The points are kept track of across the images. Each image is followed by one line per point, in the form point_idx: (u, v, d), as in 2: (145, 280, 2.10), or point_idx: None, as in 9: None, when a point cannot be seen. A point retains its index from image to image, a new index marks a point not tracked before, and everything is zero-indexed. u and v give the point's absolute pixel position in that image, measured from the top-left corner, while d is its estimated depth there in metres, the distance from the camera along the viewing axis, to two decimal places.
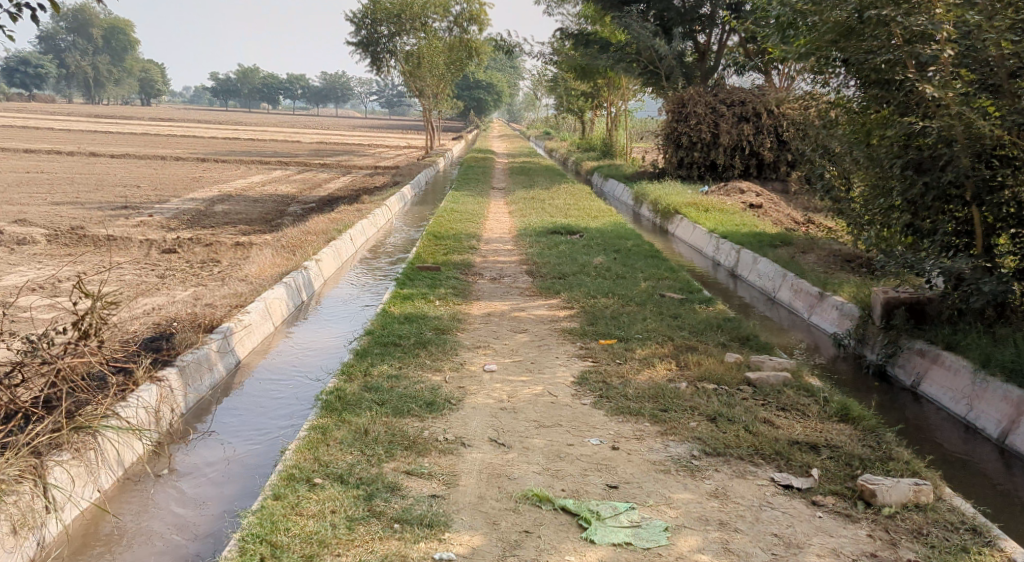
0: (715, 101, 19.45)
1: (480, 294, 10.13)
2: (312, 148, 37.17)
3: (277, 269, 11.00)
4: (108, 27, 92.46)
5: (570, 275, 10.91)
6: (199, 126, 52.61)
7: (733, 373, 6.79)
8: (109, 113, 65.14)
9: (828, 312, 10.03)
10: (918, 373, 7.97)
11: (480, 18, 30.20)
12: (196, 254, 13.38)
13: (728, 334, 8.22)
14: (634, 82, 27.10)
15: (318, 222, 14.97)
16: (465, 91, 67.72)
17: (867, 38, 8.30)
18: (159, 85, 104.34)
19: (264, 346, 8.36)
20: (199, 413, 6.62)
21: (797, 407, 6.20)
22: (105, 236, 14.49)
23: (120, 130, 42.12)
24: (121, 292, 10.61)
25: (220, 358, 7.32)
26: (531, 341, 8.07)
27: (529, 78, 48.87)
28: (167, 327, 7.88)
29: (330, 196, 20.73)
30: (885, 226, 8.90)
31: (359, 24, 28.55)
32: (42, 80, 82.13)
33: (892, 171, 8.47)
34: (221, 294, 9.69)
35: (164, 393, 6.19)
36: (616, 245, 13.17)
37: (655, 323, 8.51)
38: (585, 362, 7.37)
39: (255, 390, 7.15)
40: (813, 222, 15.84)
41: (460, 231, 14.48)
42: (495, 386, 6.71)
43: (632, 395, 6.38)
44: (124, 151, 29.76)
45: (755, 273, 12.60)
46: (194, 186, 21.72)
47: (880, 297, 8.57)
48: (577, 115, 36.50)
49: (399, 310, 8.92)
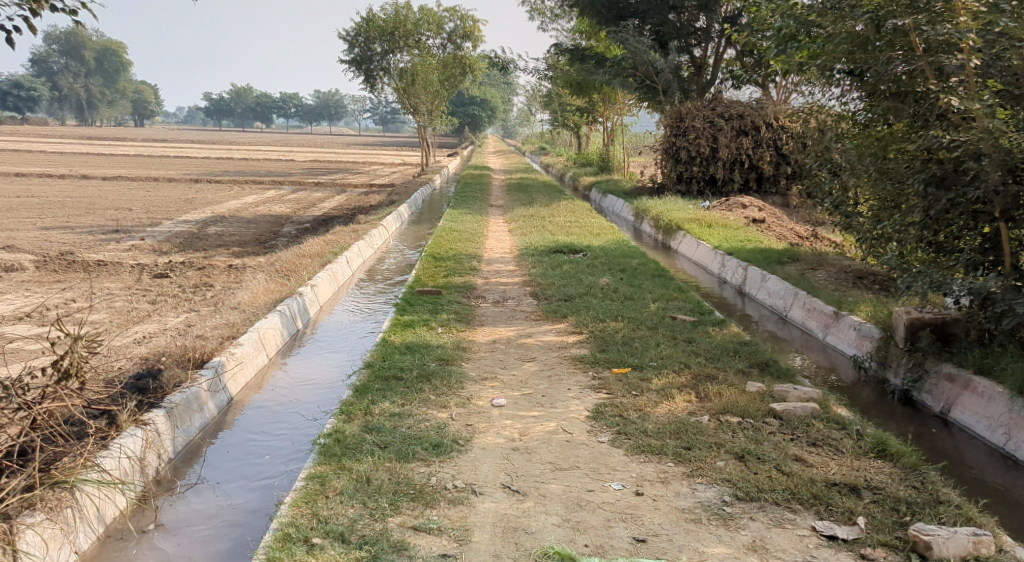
0: (714, 115, 19.03)
1: (484, 319, 9.71)
2: (307, 166, 36.77)
3: (271, 295, 10.58)
4: (101, 49, 92.15)
5: (576, 297, 10.51)
6: (194, 147, 52.18)
7: (758, 404, 6.37)
8: (104, 135, 64.77)
9: (844, 333, 9.61)
10: (947, 399, 7.57)
11: (474, 35, 29.90)
12: (188, 278, 12.96)
13: (747, 360, 7.81)
14: (630, 96, 26.79)
15: (313, 244, 14.56)
16: (460, 107, 67.56)
17: (885, 49, 8.01)
18: (152, 105, 104.31)
19: (258, 381, 7.95)
20: (188, 457, 6.24)
21: (829, 442, 5.78)
22: (95, 262, 14.05)
23: (113, 152, 41.78)
24: (110, 321, 10.20)
25: (211, 396, 6.91)
26: (541, 371, 7.65)
27: (524, 93, 48.69)
28: (155, 362, 7.47)
29: (325, 216, 20.33)
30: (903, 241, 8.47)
31: (353, 41, 28.27)
32: (35, 104, 81.50)
33: (914, 187, 8.06)
34: (213, 323, 9.28)
35: (150, 439, 5.81)
36: (622, 264, 12.77)
37: (670, 348, 8.11)
38: (600, 394, 6.95)
39: (248, 431, 6.75)
40: (817, 236, 15.50)
41: (459, 251, 14.08)
42: (505, 423, 6.28)
43: (652, 431, 5.97)
44: (116, 173, 29.32)
45: (764, 291, 12.19)
46: (187, 208, 21.30)
47: (903, 318, 8.14)
48: (572, 130, 36.23)
49: (400, 339, 8.50)
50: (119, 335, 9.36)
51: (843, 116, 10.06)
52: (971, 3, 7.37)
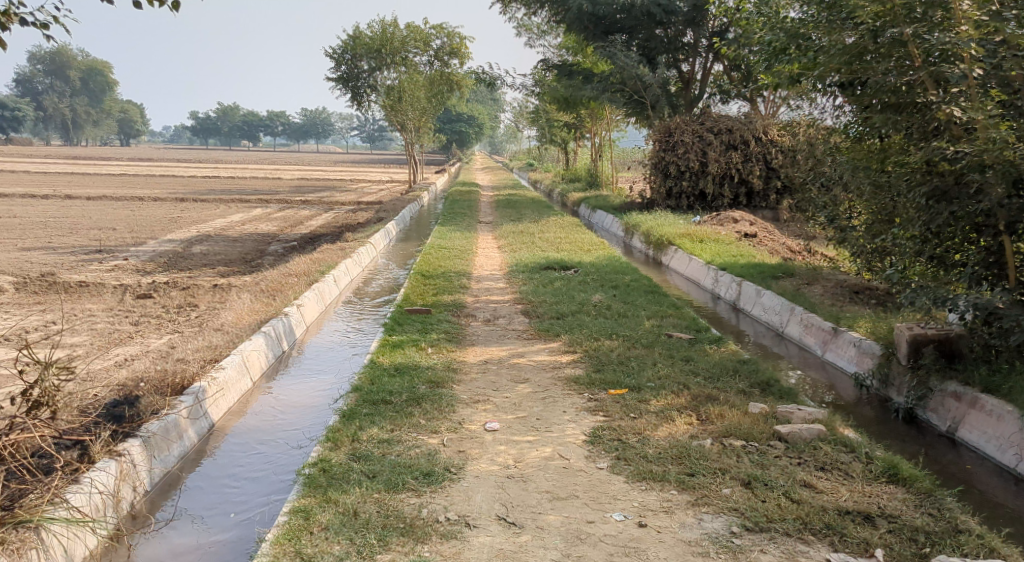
0: (702, 129, 18.85)
1: (474, 338, 9.43)
2: (294, 184, 36.45)
3: (255, 316, 10.28)
4: (86, 69, 91.71)
5: (568, 315, 10.26)
6: (182, 166, 51.81)
7: (762, 426, 6.12)
8: (89, 154, 64.32)
9: (844, 349, 9.39)
10: (955, 418, 7.35)
11: (461, 52, 29.75)
12: (172, 298, 12.64)
13: (747, 381, 7.57)
14: (618, 111, 26.65)
15: (299, 263, 14.27)
16: (447, 124, 67.51)
17: (882, 61, 7.88)
18: (138, 125, 103.97)
19: (241, 406, 7.66)
20: (165, 488, 5.97)
21: (838, 466, 5.54)
22: (76, 282, 13.72)
23: (98, 172, 41.36)
24: (90, 343, 9.90)
25: (191, 424, 6.64)
26: (534, 393, 7.37)
27: (510, 110, 48.59)
28: (132, 389, 7.17)
29: (312, 234, 20.03)
30: (903, 256, 8.26)
31: (339, 59, 28.08)
32: (20, 124, 80.91)
33: (916, 201, 7.86)
34: (195, 345, 8.97)
35: (124, 471, 5.56)
36: (614, 280, 12.53)
37: (667, 368, 7.85)
38: (597, 417, 6.69)
39: (229, 459, 6.46)
40: (810, 251, 15.32)
41: (448, 269, 13.82)
42: (499, 449, 6.01)
43: (653, 456, 5.71)
44: (100, 193, 28.95)
45: (760, 307, 11.96)
46: (173, 227, 20.97)
47: (905, 334, 7.93)
48: (560, 145, 36.10)
49: (389, 361, 8.22)
50: (99, 360, 9.07)
51: (839, 130, 9.91)
52: (972, 11, 7.20)
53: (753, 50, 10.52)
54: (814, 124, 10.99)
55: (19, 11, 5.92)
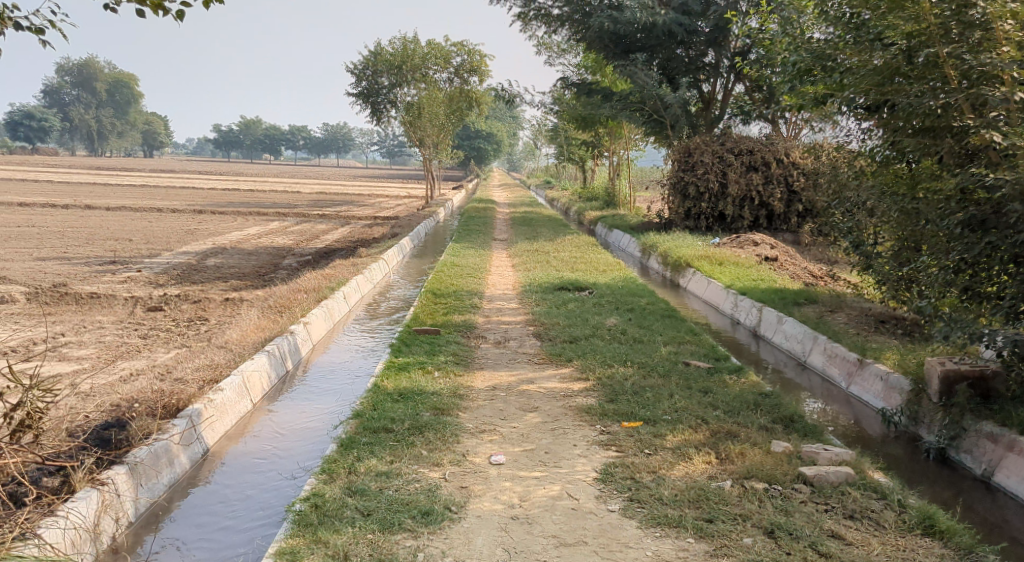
0: (723, 150, 18.49)
1: (484, 362, 9.08)
2: (312, 198, 36.29)
3: (261, 333, 9.97)
4: (112, 81, 92.60)
5: (583, 339, 9.90)
6: (204, 178, 51.90)
7: (785, 467, 5.76)
8: (112, 165, 64.57)
9: (870, 383, 9.00)
10: (991, 461, 7.02)
11: (481, 69, 29.53)
12: (183, 312, 12.38)
13: (769, 415, 7.19)
14: (637, 130, 26.34)
15: (310, 278, 13.98)
16: (466, 141, 67.47)
17: (916, 82, 7.52)
18: (161, 137, 104.71)
19: (240, 429, 7.35)
20: (152, 519, 5.71)
21: (868, 516, 5.19)
22: (88, 294, 13.49)
23: (120, 182, 41.41)
24: (94, 357, 9.64)
25: (184, 450, 6.36)
26: (543, 424, 6.99)
27: (529, 128, 48.41)
28: (126, 410, 6.87)
29: (327, 249, 19.78)
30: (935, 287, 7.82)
31: (360, 74, 27.91)
32: (46, 133, 81.63)
33: (950, 229, 7.46)
34: (196, 364, 8.66)
35: (106, 501, 5.33)
36: (630, 303, 12.18)
37: (684, 399, 7.48)
38: (609, 452, 6.32)
39: (222, 488, 6.17)
40: (833, 277, 14.89)
41: (461, 288, 13.50)
42: (504, 485, 5.66)
43: (669, 498, 5.36)
44: (120, 203, 28.85)
45: (780, 334, 11.55)
46: (188, 239, 20.78)
47: (937, 370, 7.60)
48: (578, 164, 35.80)
49: (393, 385, 7.87)
50: (101, 374, 8.80)
51: (868, 155, 9.60)
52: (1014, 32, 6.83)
53: (778, 71, 10.23)
54: (842, 148, 10.65)
55: (15, 16, 5.67)
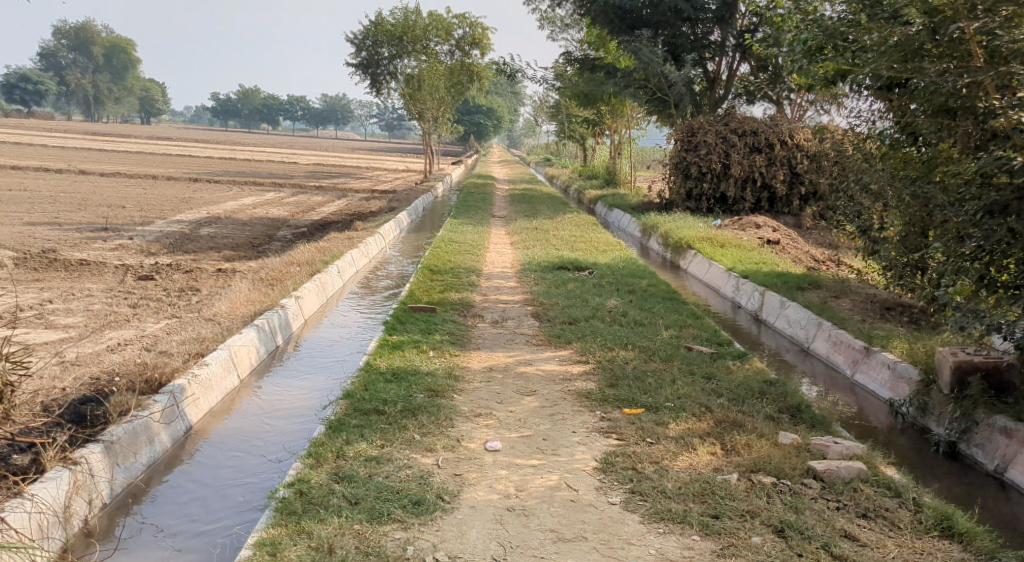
0: (727, 130, 18.11)
1: (480, 342, 8.80)
2: (309, 170, 35.84)
3: (250, 306, 9.67)
4: (109, 46, 91.50)
5: (582, 320, 9.62)
6: (202, 146, 51.29)
7: (795, 461, 5.50)
8: (107, 131, 63.78)
9: (876, 371, 8.76)
10: (1005, 457, 6.80)
11: (483, 43, 29.02)
12: (174, 281, 12.07)
13: (775, 404, 6.93)
14: (640, 108, 25.91)
15: (304, 251, 13.66)
16: (466, 116, 66.92)
17: (937, 60, 7.22)
18: (158, 104, 103.75)
19: (226, 406, 7.09)
20: (128, 501, 5.47)
21: (883, 515, 4.96)
22: (77, 261, 13.15)
23: (116, 148, 40.81)
24: (82, 325, 9.34)
25: (166, 428, 6.11)
26: (542, 409, 6.72)
27: (530, 104, 47.87)
28: (107, 385, 6.60)
29: (323, 221, 19.42)
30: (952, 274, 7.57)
31: (360, 45, 27.39)
32: (43, 97, 80.74)
33: (970, 214, 7.20)
34: (183, 337, 8.36)
35: (78, 483, 5.09)
36: (631, 284, 11.88)
37: (688, 386, 7.21)
38: (609, 440, 6.05)
39: (203, 470, 5.92)
40: (836, 262, 14.61)
41: (458, 265, 13.20)
42: (500, 473, 5.40)
43: (672, 491, 5.12)
44: (114, 170, 28.40)
45: (783, 319, 11.28)
46: (183, 208, 20.39)
47: (949, 361, 7.35)
48: (579, 142, 35.37)
49: (386, 364, 7.60)
50: (87, 344, 8.52)
51: (879, 139, 9.36)
52: None
53: (788, 50, 9.92)
54: (851, 131, 10.40)
55: None
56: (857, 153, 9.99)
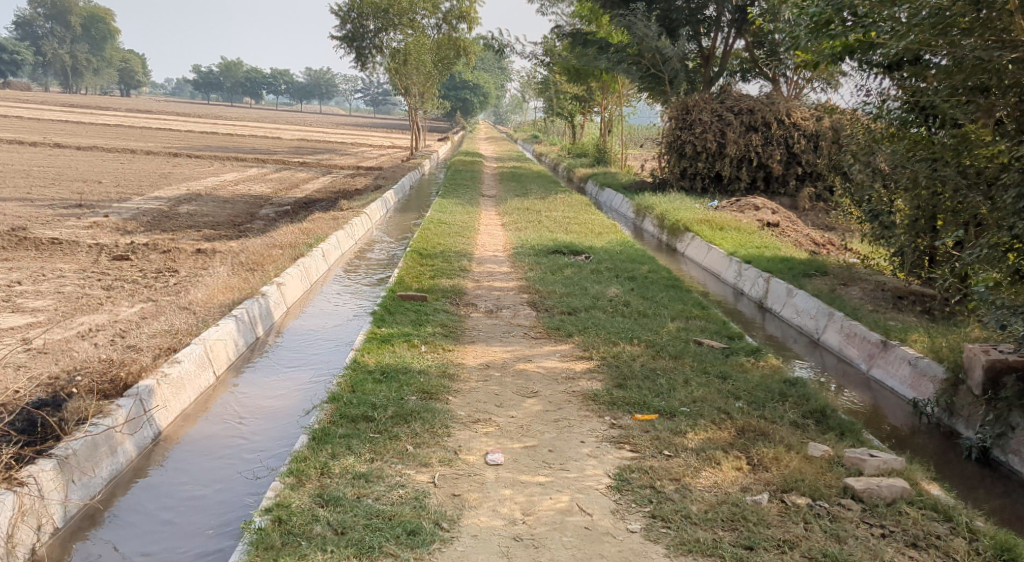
0: (722, 108, 17.54)
1: (475, 334, 8.21)
2: (294, 145, 34.94)
3: (229, 294, 9.03)
4: (88, 15, 89.43)
5: (583, 310, 9.06)
6: (182, 120, 50.11)
7: (829, 478, 5.05)
8: (85, 103, 62.39)
9: (894, 366, 8.20)
10: None
11: (470, 16, 28.16)
12: (151, 262, 11.39)
13: (798, 409, 6.39)
14: (632, 85, 25.21)
15: (286, 232, 12.99)
16: (452, 91, 65.89)
17: (971, 35, 6.53)
18: (138, 75, 101.95)
19: (198, 407, 6.46)
20: (84, 523, 4.95)
21: (931, 544, 4.59)
22: (49, 239, 12.44)
23: (95, 121, 39.73)
24: (50, 309, 8.68)
25: (131, 436, 5.51)
26: (545, 413, 6.17)
27: (517, 80, 46.96)
28: (66, 387, 5.96)
29: (307, 199, 18.71)
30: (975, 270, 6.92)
31: (344, 17, 26.52)
32: (18, 67, 78.74)
33: (1009, 203, 6.57)
34: (155, 326, 7.72)
35: (21, 510, 4.56)
36: (631, 270, 11.31)
37: (702, 387, 6.67)
38: (622, 450, 5.52)
39: (175, 484, 5.36)
40: (838, 246, 14.06)
41: (448, 248, 12.59)
42: (505, 495, 4.94)
43: (699, 517, 4.72)
44: (92, 143, 27.44)
45: (789, 307, 10.69)
46: (162, 184, 19.60)
47: (981, 360, 6.82)
48: (567, 118, 34.58)
49: (374, 361, 7.01)
50: (56, 330, 7.87)
51: (886, 120, 8.73)
52: None
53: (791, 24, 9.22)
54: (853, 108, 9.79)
55: None
56: (862, 136, 9.32)
